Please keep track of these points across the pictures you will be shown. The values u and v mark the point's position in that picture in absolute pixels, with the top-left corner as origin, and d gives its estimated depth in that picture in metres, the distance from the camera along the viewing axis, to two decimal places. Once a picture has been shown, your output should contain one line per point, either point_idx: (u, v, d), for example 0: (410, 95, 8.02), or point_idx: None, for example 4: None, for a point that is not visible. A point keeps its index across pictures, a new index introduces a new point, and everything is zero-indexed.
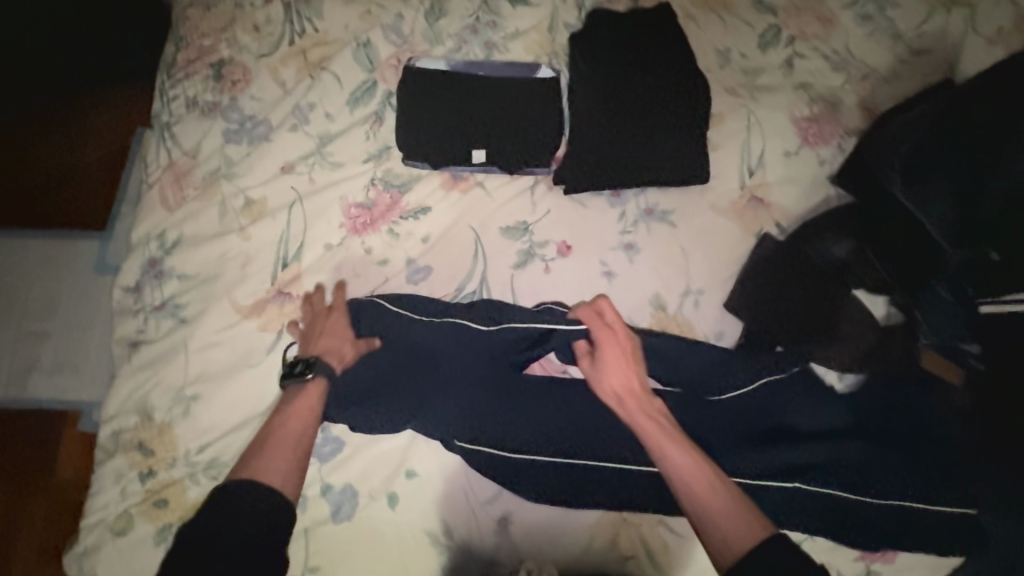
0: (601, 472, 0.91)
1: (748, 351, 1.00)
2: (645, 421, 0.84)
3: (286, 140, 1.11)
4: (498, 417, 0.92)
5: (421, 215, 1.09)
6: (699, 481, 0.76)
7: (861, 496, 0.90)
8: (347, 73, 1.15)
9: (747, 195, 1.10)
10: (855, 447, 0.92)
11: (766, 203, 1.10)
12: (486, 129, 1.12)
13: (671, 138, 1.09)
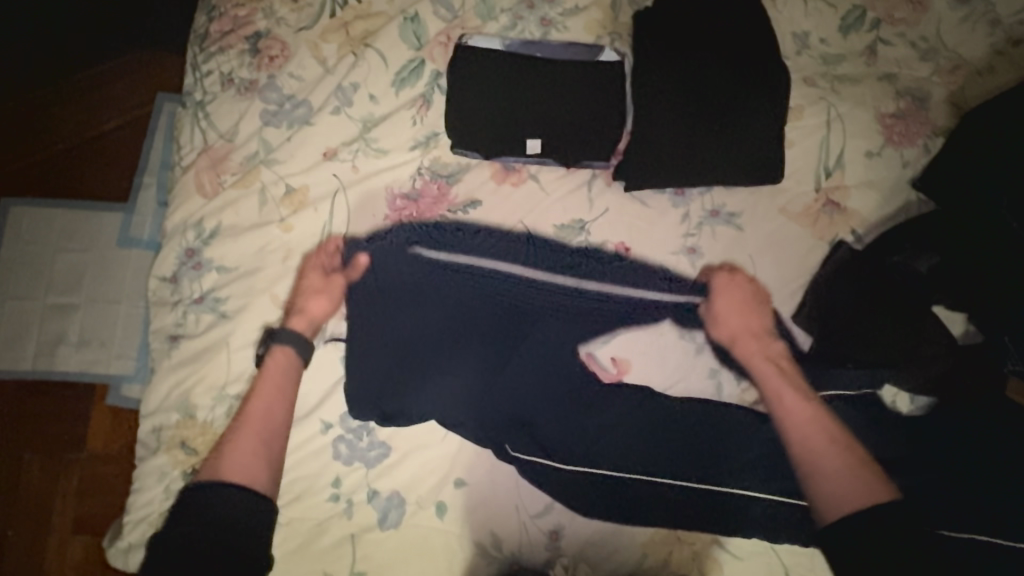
0: (656, 491, 0.88)
1: (816, 369, 0.95)
2: (761, 365, 0.91)
3: (327, 124, 1.03)
4: (574, 430, 0.90)
5: (470, 210, 1.03)
6: (813, 429, 0.83)
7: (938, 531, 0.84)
8: (393, 51, 1.06)
9: (820, 200, 1.03)
10: (928, 476, 0.88)
11: (840, 208, 1.03)
12: (543, 116, 1.03)
13: (743, 134, 1.00)
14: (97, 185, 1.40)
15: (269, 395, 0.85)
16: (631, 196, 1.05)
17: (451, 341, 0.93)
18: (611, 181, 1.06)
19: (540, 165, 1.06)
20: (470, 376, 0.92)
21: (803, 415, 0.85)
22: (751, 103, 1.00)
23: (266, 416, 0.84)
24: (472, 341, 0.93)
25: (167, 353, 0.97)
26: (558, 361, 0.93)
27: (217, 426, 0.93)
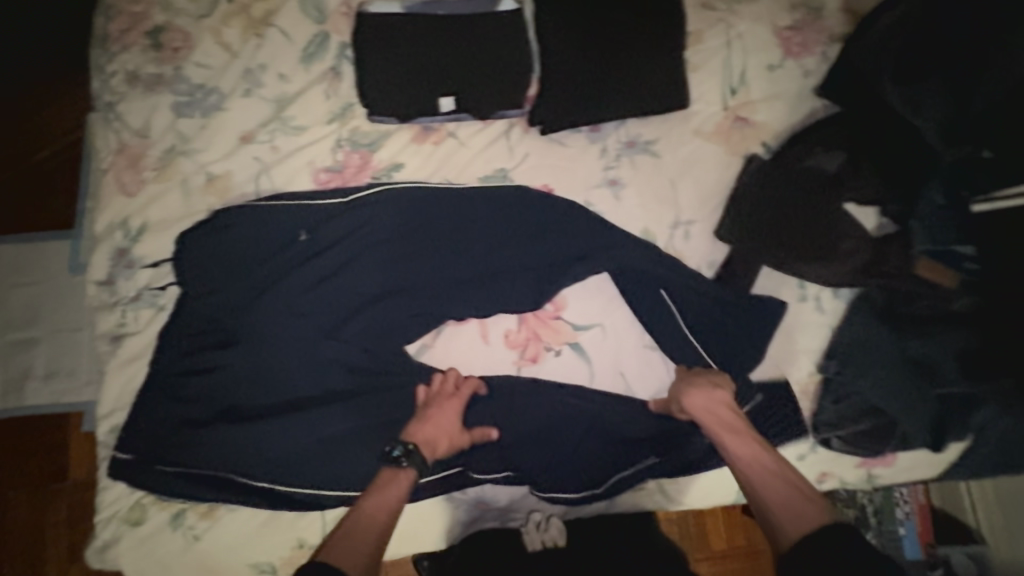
0: (605, 409, 0.96)
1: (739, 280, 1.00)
2: (703, 415, 0.88)
3: (241, 107, 1.04)
4: (521, 389, 0.97)
5: (394, 173, 1.05)
6: (761, 471, 0.80)
7: (845, 401, 0.96)
8: (296, 28, 1.06)
9: (729, 117, 1.06)
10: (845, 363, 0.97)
11: (748, 122, 1.06)
12: (452, 71, 1.04)
13: (645, 62, 1.03)
14: (29, 208, 1.38)
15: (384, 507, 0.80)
16: (549, 139, 1.06)
17: (379, 312, 0.97)
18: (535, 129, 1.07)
19: (458, 119, 1.06)
20: (393, 332, 0.98)
21: (750, 461, 0.82)
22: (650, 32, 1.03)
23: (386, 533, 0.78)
24: (394, 326, 0.98)
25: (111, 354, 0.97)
26: (492, 323, 1.00)
27: (167, 417, 0.93)
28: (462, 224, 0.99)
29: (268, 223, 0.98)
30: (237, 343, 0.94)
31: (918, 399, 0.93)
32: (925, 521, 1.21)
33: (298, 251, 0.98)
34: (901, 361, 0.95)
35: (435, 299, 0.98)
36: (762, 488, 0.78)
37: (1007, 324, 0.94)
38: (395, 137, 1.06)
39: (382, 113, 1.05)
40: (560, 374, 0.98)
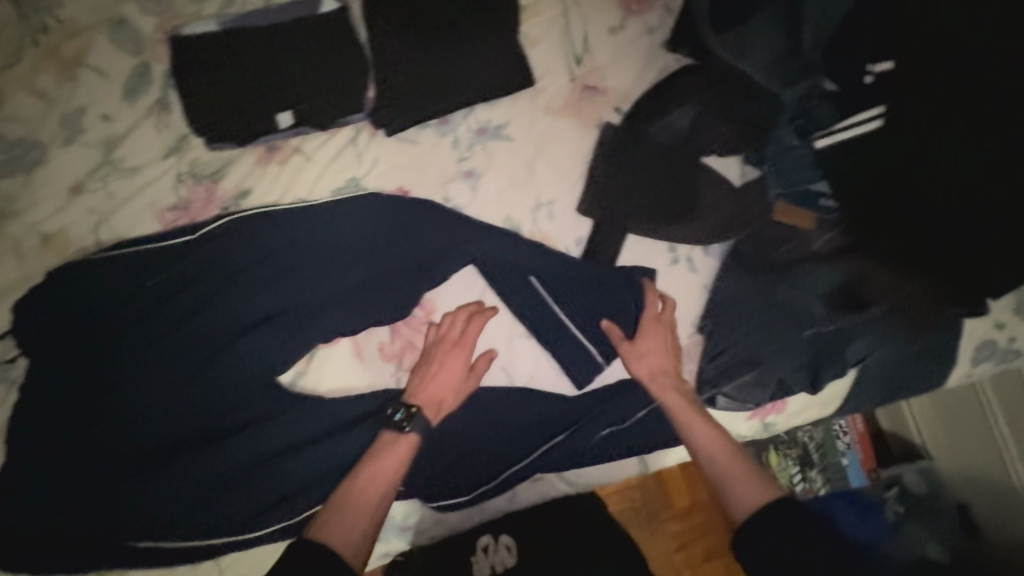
0: (488, 404, 0.97)
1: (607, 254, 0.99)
2: (673, 401, 0.93)
3: (66, 156, 0.98)
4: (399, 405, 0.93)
5: (241, 201, 0.99)
6: (721, 451, 0.87)
7: (725, 356, 0.97)
8: (112, 63, 1.01)
9: (571, 88, 1.03)
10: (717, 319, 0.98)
11: (592, 91, 1.03)
12: (283, 85, 0.99)
13: (475, 47, 1.02)
14: None
15: (387, 475, 0.87)
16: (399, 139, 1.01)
17: (241, 352, 0.93)
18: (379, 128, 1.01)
19: (297, 134, 1.01)
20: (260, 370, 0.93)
21: (711, 443, 0.88)
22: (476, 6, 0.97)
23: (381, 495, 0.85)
24: (261, 364, 0.93)
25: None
26: (364, 340, 0.97)
27: (21, 500, 0.86)
28: (316, 247, 0.96)
29: (110, 276, 0.94)
30: (96, 408, 0.90)
31: (785, 346, 0.97)
32: (864, 448, 1.31)
33: (147, 301, 0.93)
34: (768, 309, 0.98)
35: (295, 325, 0.94)
36: (727, 469, 0.85)
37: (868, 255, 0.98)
38: (233, 159, 1.00)
39: (210, 139, 0.99)
40: (433, 385, 0.92)
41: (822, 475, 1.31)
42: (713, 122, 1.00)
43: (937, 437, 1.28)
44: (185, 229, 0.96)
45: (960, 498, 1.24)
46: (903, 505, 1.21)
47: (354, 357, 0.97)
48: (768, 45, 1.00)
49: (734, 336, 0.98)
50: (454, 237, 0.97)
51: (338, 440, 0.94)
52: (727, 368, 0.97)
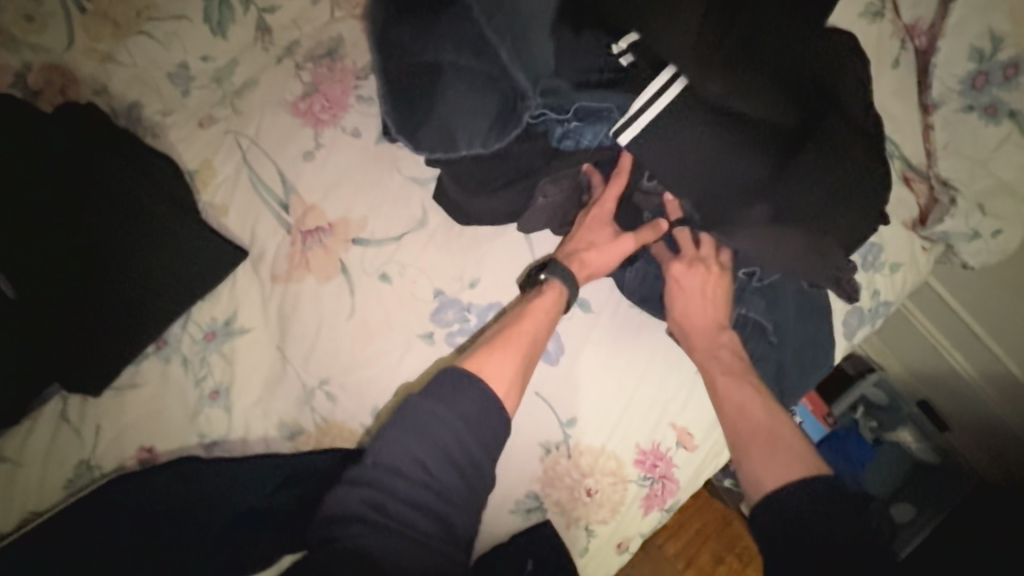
0: (572, 495, 0.85)
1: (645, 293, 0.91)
2: (706, 360, 0.85)
3: (7, 331, 0.82)
4: None
5: (235, 331, 0.87)
6: (754, 416, 0.79)
7: (791, 373, 0.93)
8: (23, 207, 0.83)
9: (524, 157, 0.86)
10: (782, 341, 0.91)
11: (545, 153, 0.87)
12: (188, 231, 0.86)
13: (443, 118, 0.81)
14: None
15: (705, 294, 0.86)
16: (393, 223, 0.91)
17: (286, 500, 0.82)
18: (300, 268, 0.88)
19: (232, 282, 0.89)
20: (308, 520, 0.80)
21: (743, 408, 0.81)
22: (405, 73, 0.79)
23: (717, 321, 0.86)
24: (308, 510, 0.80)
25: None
26: None
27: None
28: (337, 368, 0.87)
29: (119, 457, 0.84)
30: None
31: (791, 373, 0.93)
32: (815, 401, 1.35)
33: (163, 480, 0.82)
34: (773, 354, 0.91)
35: (309, 496, 0.80)
36: (756, 451, 0.75)
37: (894, 231, 0.96)
38: (133, 356, 0.85)
39: (44, 359, 0.84)
40: (486, 518, 0.85)
41: None
42: (710, 187, 0.81)
43: (879, 347, 1.39)
44: (126, 423, 0.85)
45: (918, 395, 1.34)
46: (873, 420, 1.36)
47: None
48: (700, 93, 0.79)
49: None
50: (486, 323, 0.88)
51: None
52: (791, 381, 0.93)
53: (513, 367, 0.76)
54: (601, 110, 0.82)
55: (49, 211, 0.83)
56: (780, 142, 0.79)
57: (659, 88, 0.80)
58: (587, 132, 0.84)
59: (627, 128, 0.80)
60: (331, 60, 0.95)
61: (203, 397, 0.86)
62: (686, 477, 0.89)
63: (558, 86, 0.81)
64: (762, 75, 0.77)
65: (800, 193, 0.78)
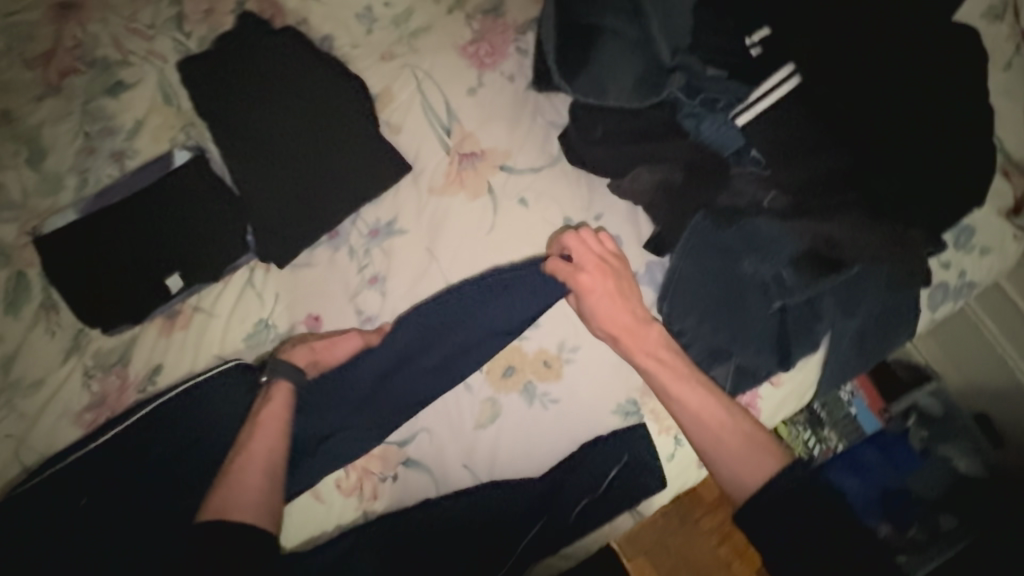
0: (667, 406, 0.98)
1: (759, 244, 0.91)
2: (649, 362, 0.89)
3: (222, 207, 1.02)
4: (581, 410, 0.97)
5: (393, 229, 1.03)
6: (710, 416, 0.86)
7: (878, 334, 0.98)
8: (245, 110, 1.03)
9: (658, 115, 0.96)
10: (876, 304, 0.95)
11: (668, 122, 0.96)
12: (367, 145, 1.03)
13: (598, 72, 0.93)
14: None
15: (621, 307, 0.91)
16: (536, 155, 1.04)
17: (427, 374, 0.98)
18: (455, 185, 1.03)
19: (395, 191, 1.04)
20: (445, 390, 0.98)
21: (698, 407, 0.87)
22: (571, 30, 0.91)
23: (631, 329, 0.90)
24: (445, 383, 0.98)
25: (108, 511, 0.95)
26: (535, 359, 0.98)
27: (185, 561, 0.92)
28: (476, 271, 1.01)
29: (293, 320, 1.03)
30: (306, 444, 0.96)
31: (880, 331, 0.98)
32: (869, 393, 1.40)
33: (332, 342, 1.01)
34: (866, 312, 0.95)
35: (448, 371, 0.98)
36: (721, 442, 0.84)
37: (991, 216, 1.04)
38: (314, 239, 1.02)
39: (247, 232, 1.02)
40: (591, 417, 0.97)
41: (835, 433, 1.39)
42: (808, 178, 0.90)
43: (938, 355, 1.40)
44: (300, 294, 1.03)
45: (975, 406, 1.34)
46: (925, 430, 1.30)
47: (528, 377, 0.98)
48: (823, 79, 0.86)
49: (836, 337, 0.95)
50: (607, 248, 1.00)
51: (528, 450, 0.96)
52: (877, 342, 0.98)
53: (256, 492, 0.85)
54: (718, 103, 0.95)
55: (264, 115, 1.03)
56: (880, 138, 0.85)
57: (770, 88, 0.91)
58: (708, 119, 0.95)
59: (745, 113, 0.92)
60: (495, 14, 1.10)
61: (361, 277, 1.02)
62: (768, 409, 0.99)
63: (690, 64, 0.93)
64: (871, 75, 0.84)
65: (889, 188, 0.86)
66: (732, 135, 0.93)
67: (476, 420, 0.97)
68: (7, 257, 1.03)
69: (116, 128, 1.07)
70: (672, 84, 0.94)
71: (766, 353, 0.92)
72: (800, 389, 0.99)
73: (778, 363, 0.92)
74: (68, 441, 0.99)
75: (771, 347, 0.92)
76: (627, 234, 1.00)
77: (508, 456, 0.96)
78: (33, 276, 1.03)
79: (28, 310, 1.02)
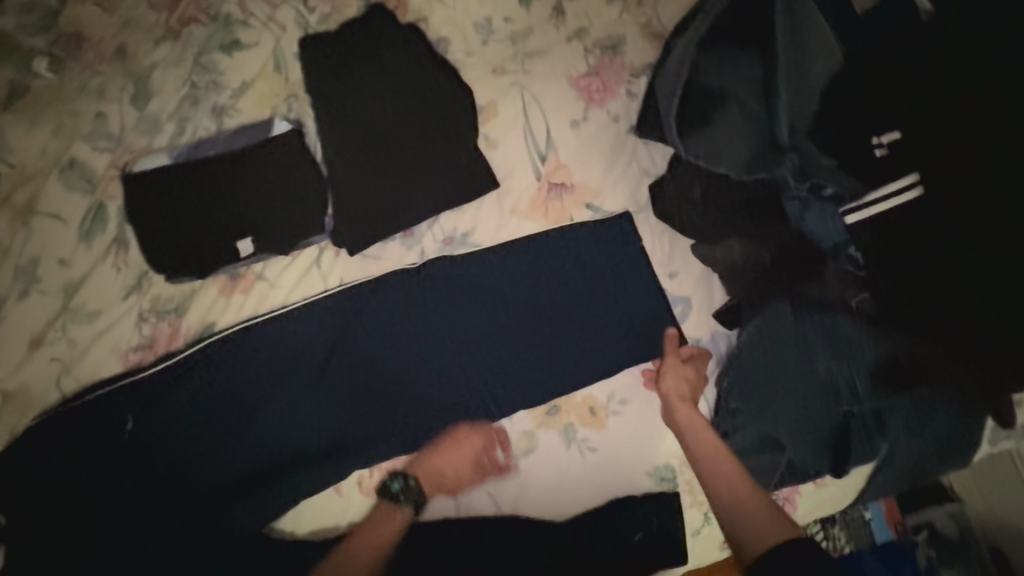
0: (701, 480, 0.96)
1: (834, 342, 0.90)
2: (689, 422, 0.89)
3: (309, 184, 1.03)
4: (617, 464, 0.95)
5: (468, 241, 1.02)
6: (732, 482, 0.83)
7: (945, 460, 0.92)
8: (352, 96, 1.04)
9: (759, 190, 0.95)
10: (945, 430, 0.90)
11: (770, 199, 0.94)
12: (461, 155, 1.03)
13: (716, 136, 0.94)
14: None
15: (682, 374, 0.93)
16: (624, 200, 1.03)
17: (472, 393, 0.98)
18: (539, 212, 1.03)
19: (477, 204, 1.04)
20: (487, 413, 0.97)
21: (723, 472, 0.84)
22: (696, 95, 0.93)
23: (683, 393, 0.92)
24: (489, 405, 0.97)
25: (133, 455, 0.95)
26: (582, 403, 0.97)
27: (201, 522, 0.93)
28: (541, 302, 1.00)
29: (345, 313, 1.00)
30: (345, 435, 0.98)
31: (943, 461, 0.92)
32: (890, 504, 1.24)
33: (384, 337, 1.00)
34: (935, 437, 0.91)
35: (494, 394, 0.98)
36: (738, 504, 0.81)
37: None
38: (389, 234, 1.02)
39: (327, 212, 1.03)
40: (625, 473, 0.96)
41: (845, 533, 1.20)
42: (903, 289, 0.88)
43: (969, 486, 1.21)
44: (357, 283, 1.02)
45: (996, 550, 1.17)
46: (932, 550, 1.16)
47: (571, 419, 0.96)
48: (940, 194, 0.85)
49: (895, 455, 0.91)
50: (676, 308, 0.98)
51: (557, 491, 0.95)
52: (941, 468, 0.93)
53: None
54: (825, 190, 0.93)
55: (369, 105, 1.04)
56: (979, 276, 0.82)
57: (892, 192, 0.89)
58: (815, 207, 0.93)
59: (857, 213, 0.91)
60: (614, 52, 1.09)
61: (426, 280, 1.01)
62: (804, 510, 0.95)
63: (804, 146, 0.92)
64: (993, 222, 0.81)
65: (984, 316, 0.83)
66: (835, 230, 0.92)
67: (509, 449, 0.96)
68: (94, 186, 1.05)
69: (222, 84, 1.09)
70: (785, 166, 0.94)
71: (820, 453, 0.89)
72: (841, 494, 0.95)
73: (827, 466, 0.89)
74: (108, 377, 1.00)
75: (826, 449, 0.89)
76: (698, 299, 0.98)
77: (534, 496, 0.95)
78: (112, 209, 1.04)
79: (99, 242, 1.03)
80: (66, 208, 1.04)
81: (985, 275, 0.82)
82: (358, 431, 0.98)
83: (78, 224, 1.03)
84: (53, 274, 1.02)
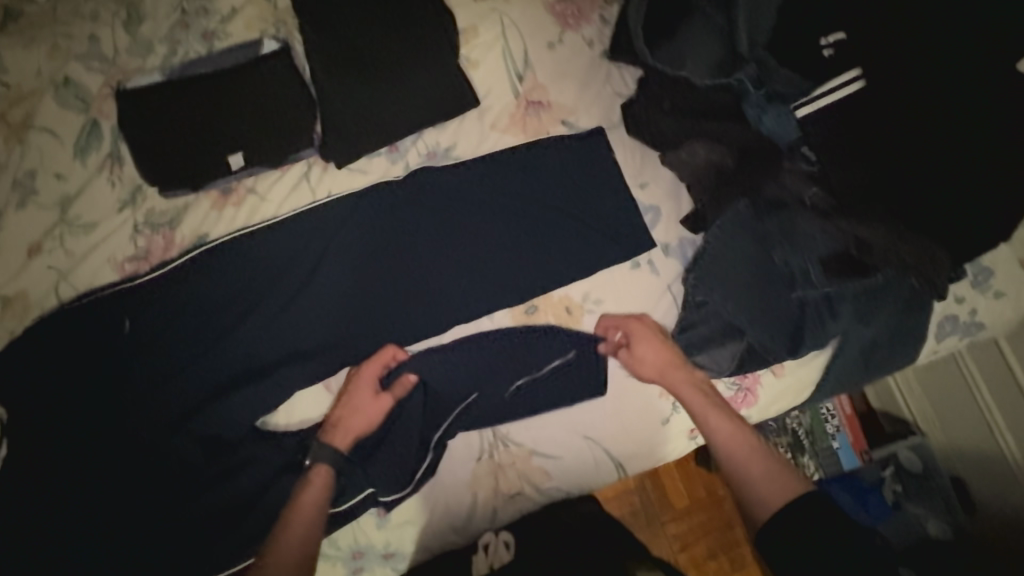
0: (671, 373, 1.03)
1: (791, 236, 0.97)
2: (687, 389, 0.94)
3: (297, 102, 1.08)
4: (592, 358, 1.01)
5: (451, 154, 1.08)
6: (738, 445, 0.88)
7: (891, 346, 1.01)
8: (338, 19, 1.09)
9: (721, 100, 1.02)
10: (889, 317, 0.99)
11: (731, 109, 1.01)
12: (443, 73, 1.08)
13: (679, 45, 1.00)
14: None
15: (657, 350, 0.97)
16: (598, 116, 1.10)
17: (455, 295, 1.03)
18: (517, 128, 1.09)
19: (460, 121, 1.10)
20: (469, 312, 1.03)
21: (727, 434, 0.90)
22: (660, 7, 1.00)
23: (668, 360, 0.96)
24: (471, 306, 1.03)
25: (129, 356, 0.99)
26: (559, 303, 1.03)
27: (195, 416, 0.97)
28: (520, 211, 1.06)
29: (334, 222, 1.05)
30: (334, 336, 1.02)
31: (889, 348, 1.00)
32: (854, 431, 1.32)
33: (371, 245, 1.05)
34: (881, 324, 0.99)
35: (476, 296, 1.03)
36: (746, 466, 0.86)
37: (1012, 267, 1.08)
38: (375, 147, 1.07)
39: (316, 127, 1.08)
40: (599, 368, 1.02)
41: (814, 462, 1.31)
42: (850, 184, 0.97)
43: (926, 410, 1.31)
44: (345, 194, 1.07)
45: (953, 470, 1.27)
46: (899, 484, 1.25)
47: (548, 317, 1.02)
48: (885, 90, 0.91)
49: (845, 341, 1.00)
50: (646, 213, 1.05)
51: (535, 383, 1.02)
52: (888, 355, 1.01)
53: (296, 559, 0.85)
54: (782, 95, 1.00)
55: (354, 26, 1.09)
56: (918, 164, 0.90)
57: (835, 86, 0.97)
58: (770, 109, 1.00)
59: (806, 106, 0.99)
60: None
61: (412, 189, 1.07)
62: (766, 398, 1.02)
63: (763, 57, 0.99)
64: (930, 112, 0.87)
65: (921, 203, 0.92)
66: (789, 129, 1.00)
67: (491, 346, 1.02)
68: (88, 105, 1.08)
69: (212, 10, 1.13)
70: (744, 73, 0.99)
71: (779, 338, 0.97)
72: (798, 386, 1.03)
73: (786, 351, 0.97)
74: (103, 285, 1.04)
75: (784, 334, 0.97)
76: (666, 204, 1.05)
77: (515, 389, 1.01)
78: (105, 127, 1.08)
79: (94, 158, 1.07)
80: (61, 125, 1.07)
81: (921, 164, 0.90)
82: (346, 332, 1.02)
83: (73, 141, 1.07)
84: (50, 188, 1.06)
